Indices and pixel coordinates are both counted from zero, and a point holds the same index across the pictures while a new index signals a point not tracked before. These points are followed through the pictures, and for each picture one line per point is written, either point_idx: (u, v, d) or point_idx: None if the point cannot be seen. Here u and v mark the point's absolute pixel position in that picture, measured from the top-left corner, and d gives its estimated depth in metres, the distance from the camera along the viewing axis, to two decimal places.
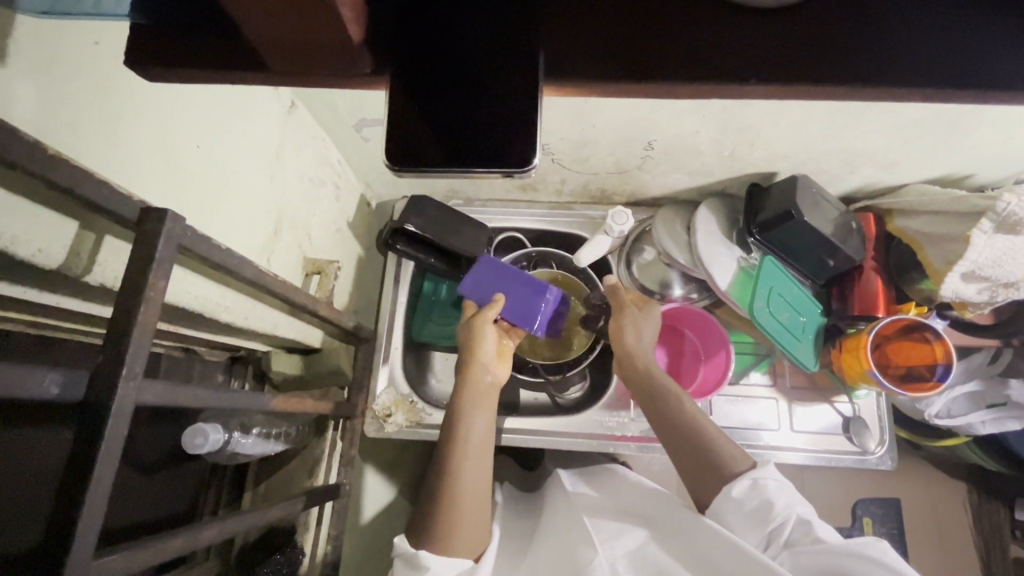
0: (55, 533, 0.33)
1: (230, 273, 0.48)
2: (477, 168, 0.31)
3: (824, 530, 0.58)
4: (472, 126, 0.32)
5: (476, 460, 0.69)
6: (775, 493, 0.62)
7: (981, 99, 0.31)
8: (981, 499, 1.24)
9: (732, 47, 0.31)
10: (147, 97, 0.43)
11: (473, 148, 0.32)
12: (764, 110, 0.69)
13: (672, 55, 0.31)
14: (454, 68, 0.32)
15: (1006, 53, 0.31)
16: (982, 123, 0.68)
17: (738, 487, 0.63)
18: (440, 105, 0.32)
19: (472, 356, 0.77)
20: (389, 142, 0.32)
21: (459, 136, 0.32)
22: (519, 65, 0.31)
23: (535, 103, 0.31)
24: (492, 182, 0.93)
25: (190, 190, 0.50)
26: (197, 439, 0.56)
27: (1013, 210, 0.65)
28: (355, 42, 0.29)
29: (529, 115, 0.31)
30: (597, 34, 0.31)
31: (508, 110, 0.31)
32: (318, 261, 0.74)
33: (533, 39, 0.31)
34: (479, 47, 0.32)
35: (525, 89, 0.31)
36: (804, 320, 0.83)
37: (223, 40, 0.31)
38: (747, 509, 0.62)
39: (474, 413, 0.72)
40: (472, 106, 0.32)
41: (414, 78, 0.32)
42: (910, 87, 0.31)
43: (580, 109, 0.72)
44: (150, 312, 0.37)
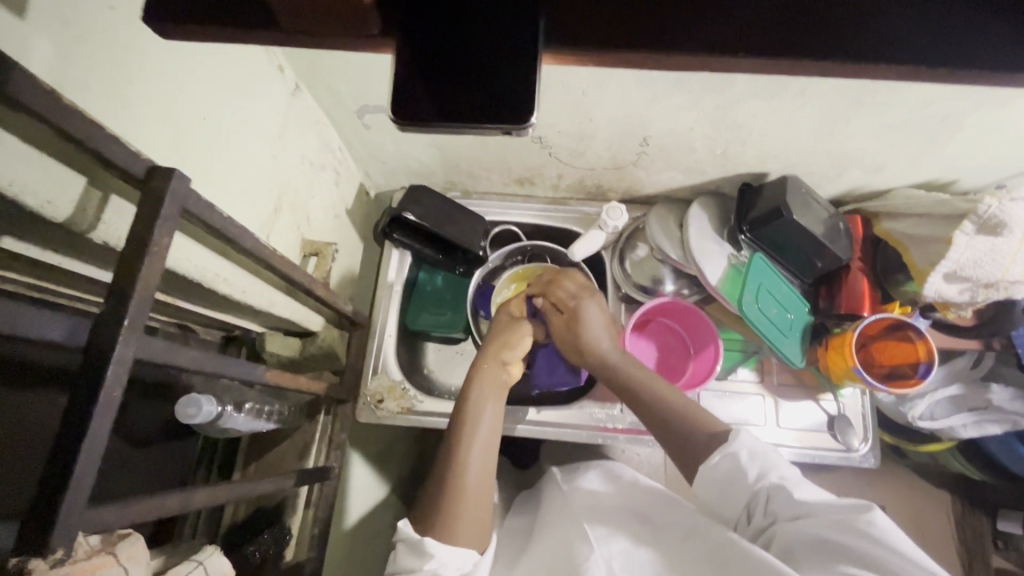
0: (52, 474, 0.33)
1: (231, 243, 0.49)
2: (482, 122, 0.32)
3: (801, 492, 0.60)
4: (479, 88, 0.32)
5: (483, 447, 0.70)
6: (747, 463, 0.63)
7: (970, 80, 0.31)
8: (965, 509, 1.26)
9: (734, 19, 0.31)
10: (158, 62, 0.45)
11: (475, 108, 0.32)
12: (758, 109, 0.70)
13: (676, 25, 0.31)
14: (456, 27, 0.32)
15: (1010, 34, 0.30)
16: (966, 129, 0.71)
17: (715, 455, 0.65)
18: (444, 63, 0.32)
19: (491, 353, 0.79)
20: (392, 101, 0.33)
21: (463, 100, 0.32)
22: (523, 30, 0.31)
23: (535, 64, 0.31)
24: (490, 174, 0.94)
25: (194, 157, 0.51)
26: (191, 409, 0.57)
27: (994, 213, 0.68)
28: (366, 4, 0.29)
29: (528, 74, 0.32)
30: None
31: (511, 69, 0.32)
32: (316, 242, 0.75)
33: (536, 5, 0.31)
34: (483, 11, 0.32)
35: (527, 54, 0.31)
36: (793, 317, 0.85)
37: None
38: (724, 482, 0.64)
39: (484, 400, 0.73)
40: (475, 65, 0.32)
41: (418, 36, 0.32)
42: (899, 64, 0.31)
43: (579, 103, 0.73)
44: (154, 266, 0.38)
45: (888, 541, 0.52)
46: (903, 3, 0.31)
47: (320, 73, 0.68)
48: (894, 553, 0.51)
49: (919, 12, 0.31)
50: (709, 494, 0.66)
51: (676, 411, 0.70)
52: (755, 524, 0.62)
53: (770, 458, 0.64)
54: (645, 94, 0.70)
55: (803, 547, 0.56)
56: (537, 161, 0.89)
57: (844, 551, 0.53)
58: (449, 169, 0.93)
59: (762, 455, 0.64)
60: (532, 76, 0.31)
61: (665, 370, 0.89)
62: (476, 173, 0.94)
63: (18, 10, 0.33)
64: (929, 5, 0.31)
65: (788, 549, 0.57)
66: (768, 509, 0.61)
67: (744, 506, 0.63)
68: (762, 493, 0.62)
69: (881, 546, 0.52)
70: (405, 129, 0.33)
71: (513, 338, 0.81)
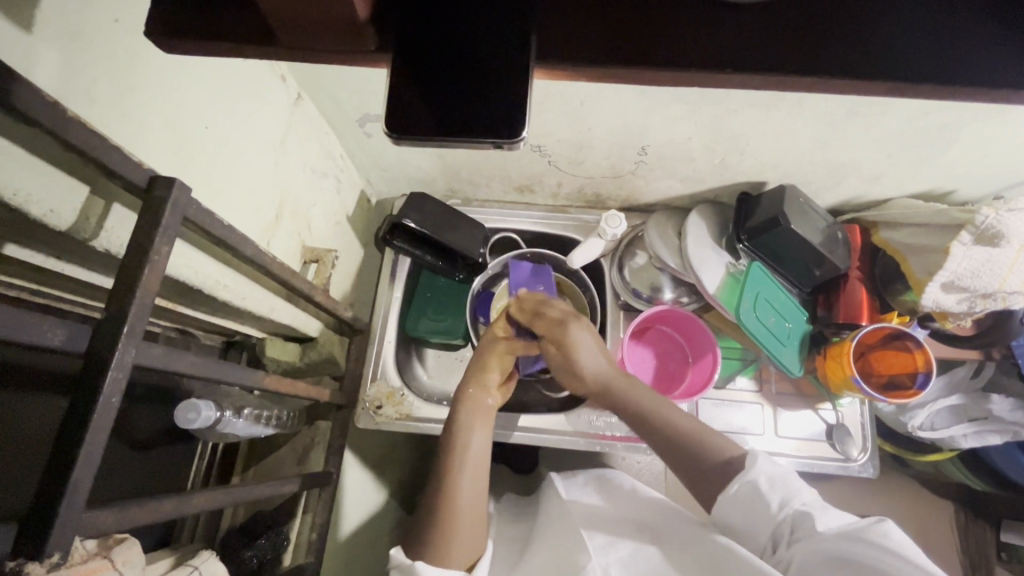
0: (51, 478, 0.33)
1: (231, 250, 0.50)
2: (471, 137, 0.32)
3: (825, 519, 0.59)
4: (472, 102, 0.32)
5: (472, 476, 0.70)
6: (768, 491, 0.62)
7: (955, 97, 0.32)
8: (968, 519, 1.25)
9: (727, 38, 0.31)
10: (163, 74, 0.46)
11: (465, 122, 0.32)
12: (754, 119, 0.71)
13: (672, 41, 0.31)
14: (447, 41, 0.32)
15: (1000, 54, 0.31)
16: (963, 140, 0.71)
17: (732, 484, 0.64)
18: (437, 78, 0.32)
19: (473, 380, 0.78)
20: (386, 114, 0.33)
21: (454, 114, 0.32)
22: (518, 46, 0.32)
23: (526, 79, 0.32)
24: (490, 182, 0.95)
25: (197, 165, 0.52)
26: (190, 413, 0.57)
27: (991, 223, 0.68)
28: (361, 19, 0.30)
29: (520, 87, 0.32)
30: (582, 11, 0.32)
31: (501, 83, 0.32)
32: (317, 249, 0.76)
33: (530, 21, 0.32)
34: (476, 26, 0.32)
35: (518, 70, 0.32)
36: (790, 326, 0.85)
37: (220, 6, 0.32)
38: (743, 510, 0.64)
39: (471, 428, 0.73)
40: (466, 78, 0.32)
41: (412, 50, 0.32)
42: (888, 80, 0.31)
43: (577, 112, 0.74)
44: (155, 274, 0.38)
45: (901, 552, 0.52)
46: (890, 22, 0.31)
47: (323, 83, 0.69)
48: (906, 562, 0.51)
49: (910, 29, 0.31)
50: (728, 521, 0.65)
51: (685, 449, 0.69)
52: (778, 556, 0.60)
53: (791, 485, 0.63)
54: (643, 103, 0.70)
55: (816, 563, 0.56)
56: (536, 169, 0.90)
57: (854, 563, 0.53)
58: (450, 177, 0.94)
59: (783, 483, 0.63)
60: (525, 91, 0.31)
61: (664, 378, 0.89)
62: (476, 181, 0.95)
63: (25, 25, 0.34)
64: (910, 24, 0.31)
65: (805, 569, 0.56)
66: (792, 538, 0.59)
67: (768, 537, 0.61)
68: (787, 521, 0.60)
69: (893, 554, 0.52)
70: (400, 142, 0.33)
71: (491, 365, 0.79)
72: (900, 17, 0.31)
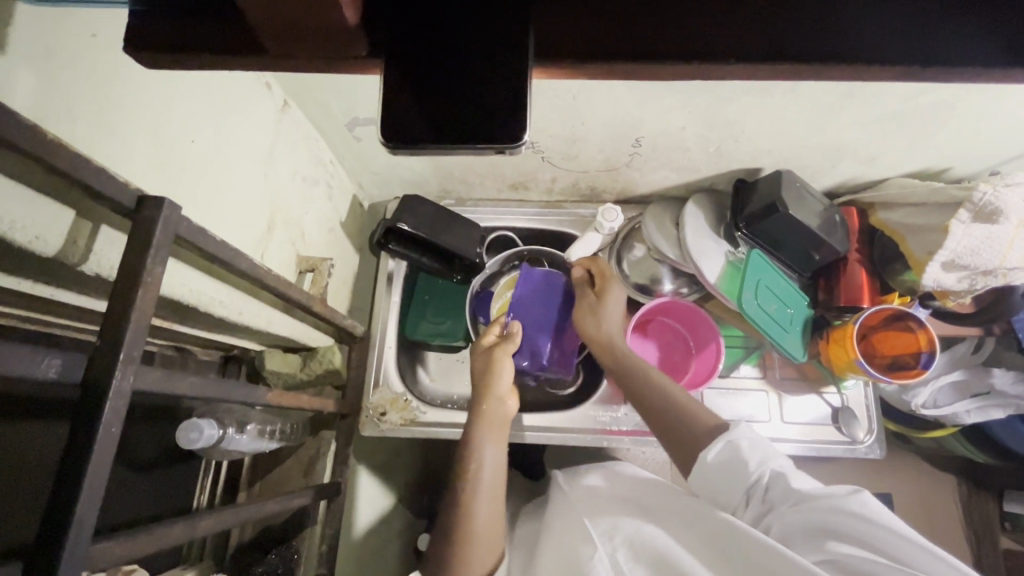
0: (53, 513, 0.32)
1: (225, 265, 0.49)
2: (467, 145, 0.30)
3: (799, 480, 0.60)
4: (468, 104, 0.31)
5: (488, 498, 0.69)
6: (746, 453, 0.64)
7: (963, 78, 0.31)
8: (970, 492, 1.27)
9: (731, 27, 0.30)
10: (145, 90, 0.44)
11: (459, 128, 0.30)
12: (749, 106, 0.70)
13: (675, 29, 0.30)
14: (438, 40, 0.30)
15: (1009, 34, 0.29)
16: (959, 117, 0.71)
17: (710, 446, 0.66)
18: (431, 83, 0.31)
19: (485, 389, 0.77)
20: (383, 125, 0.31)
21: (450, 116, 0.31)
22: (513, 40, 0.30)
23: (525, 81, 0.30)
24: (484, 181, 0.94)
25: (185, 182, 0.50)
26: (192, 434, 0.55)
27: (989, 200, 0.68)
28: (351, 26, 0.28)
29: (519, 92, 0.30)
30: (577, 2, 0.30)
31: (496, 87, 0.30)
32: (312, 258, 0.75)
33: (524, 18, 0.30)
34: (465, 21, 0.31)
35: (517, 65, 0.30)
36: (792, 312, 0.84)
37: (202, 19, 0.30)
38: (724, 473, 0.64)
39: (485, 444, 0.72)
40: (460, 82, 0.31)
41: (404, 53, 0.31)
42: (893, 66, 0.30)
43: (570, 106, 0.73)
44: (148, 297, 0.37)
45: (880, 519, 0.53)
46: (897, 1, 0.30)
47: (309, 87, 0.67)
48: (886, 531, 0.52)
49: (914, 11, 0.30)
50: (710, 487, 0.66)
51: (669, 428, 0.71)
52: (751, 512, 0.62)
53: (769, 451, 0.65)
54: (636, 95, 0.69)
55: (796, 531, 0.57)
56: (530, 166, 0.89)
57: (836, 530, 0.54)
58: (443, 178, 0.93)
59: (761, 447, 0.65)
60: (524, 89, 0.30)
61: (668, 370, 0.89)
62: (469, 180, 0.94)
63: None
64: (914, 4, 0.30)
65: (784, 535, 0.58)
66: (767, 498, 0.60)
67: (742, 495, 0.63)
68: (763, 482, 0.61)
69: (873, 522, 0.53)
70: (397, 151, 0.31)
71: (498, 369, 0.78)
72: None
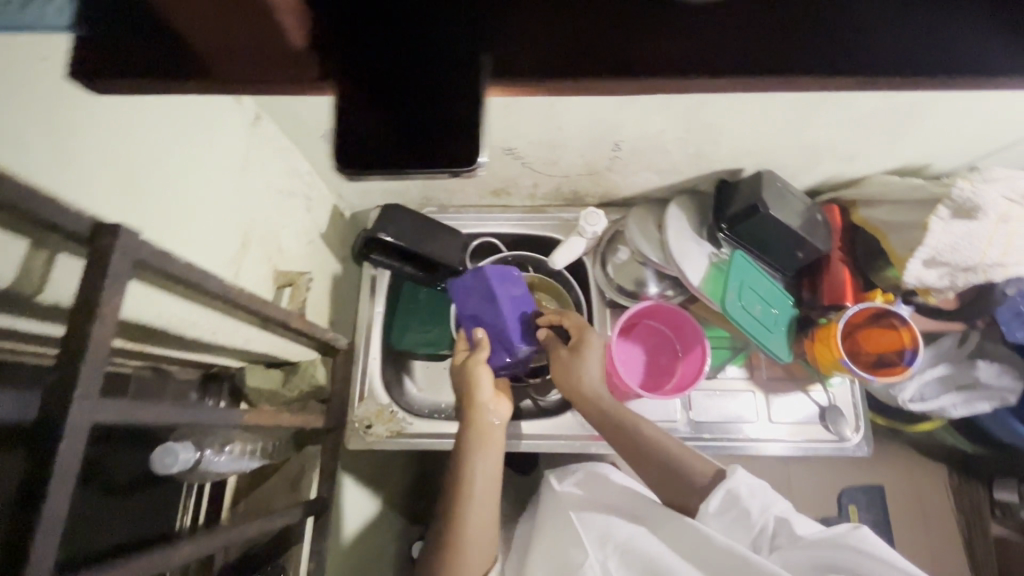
0: (9, 557, 0.31)
1: (193, 287, 0.48)
2: (422, 167, 0.29)
3: (800, 524, 0.63)
4: (417, 129, 0.29)
5: (480, 513, 0.69)
6: (749, 501, 0.64)
7: (929, 87, 0.30)
8: (960, 482, 1.28)
9: (690, 39, 0.29)
10: (104, 115, 0.43)
11: (416, 150, 0.29)
12: (726, 108, 0.70)
13: (631, 43, 0.29)
14: (383, 63, 0.29)
15: (968, 44, 0.29)
16: (936, 114, 0.70)
17: (713, 498, 0.66)
18: (387, 102, 0.29)
19: (471, 404, 0.75)
20: (336, 144, 0.30)
21: (399, 142, 0.29)
22: (463, 62, 0.29)
23: (476, 106, 0.29)
24: (465, 188, 0.93)
25: (149, 205, 0.49)
26: (167, 459, 0.54)
27: (967, 197, 0.68)
28: (298, 47, 0.28)
29: (471, 117, 0.29)
30: (531, 16, 0.29)
31: (451, 110, 0.29)
32: (290, 272, 0.74)
33: (478, 40, 0.29)
34: (410, 42, 0.29)
35: (468, 87, 0.29)
36: (777, 312, 0.84)
37: (144, 41, 0.29)
38: (729, 522, 0.65)
39: (476, 457, 0.71)
40: (417, 102, 0.29)
41: (358, 71, 0.29)
42: (857, 78, 0.30)
43: (547, 112, 0.72)
44: (106, 328, 0.36)
45: (881, 556, 0.58)
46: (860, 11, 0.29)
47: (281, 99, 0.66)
48: (886, 565, 0.58)
49: (882, 19, 0.30)
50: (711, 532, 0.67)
51: (660, 467, 0.71)
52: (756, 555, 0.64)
53: (767, 492, 0.66)
54: (612, 100, 0.69)
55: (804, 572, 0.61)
56: (510, 172, 0.88)
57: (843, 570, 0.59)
58: (423, 185, 0.92)
59: (759, 491, 0.66)
60: (477, 112, 0.29)
61: (656, 373, 0.89)
62: (451, 187, 0.93)
63: None
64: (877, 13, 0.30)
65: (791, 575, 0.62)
66: (773, 543, 0.63)
67: (747, 543, 0.64)
68: (768, 528, 0.64)
69: (876, 561, 0.58)
70: (354, 175, 0.30)
71: (477, 381, 0.76)
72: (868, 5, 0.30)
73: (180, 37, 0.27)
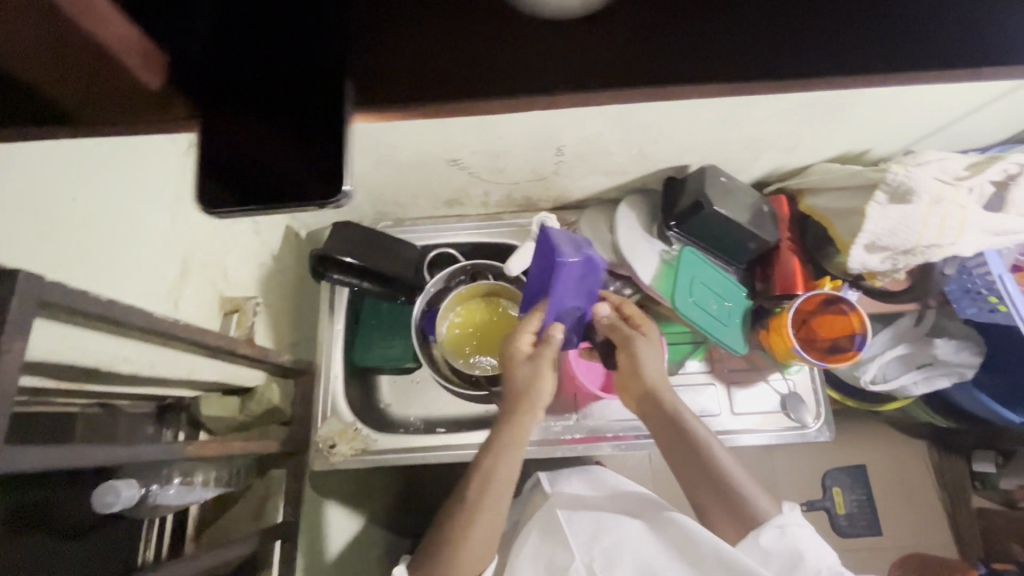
0: None
1: (118, 323, 0.47)
2: (285, 201, 0.33)
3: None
4: (278, 166, 0.33)
5: (491, 512, 0.67)
6: (801, 545, 0.62)
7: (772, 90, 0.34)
8: (941, 456, 1.30)
9: (540, 72, 0.33)
10: (18, 161, 0.44)
11: (279, 184, 0.33)
12: (660, 108, 0.70)
13: (492, 74, 0.33)
14: (246, 103, 0.32)
15: (787, 59, 0.34)
16: (864, 102, 0.71)
17: (765, 530, 0.63)
18: (251, 138, 0.32)
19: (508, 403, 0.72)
20: (201, 180, 0.33)
21: (260, 177, 0.33)
22: (327, 100, 0.32)
23: (341, 137, 0.32)
24: (417, 201, 0.93)
25: (70, 246, 0.49)
26: (109, 497, 0.54)
27: (902, 180, 0.70)
28: (152, 88, 0.29)
29: (336, 147, 0.32)
30: (388, 49, 0.32)
31: (313, 144, 0.32)
32: (235, 298, 0.73)
33: (337, 74, 0.32)
34: (274, 85, 0.32)
35: (334, 121, 0.32)
36: (731, 305, 0.85)
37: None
38: (777, 561, 0.62)
39: (501, 455, 0.69)
40: (278, 137, 0.32)
41: (221, 109, 0.32)
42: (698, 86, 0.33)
43: (484, 123, 0.72)
44: (6, 376, 0.35)
45: None
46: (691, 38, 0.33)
47: None
48: None
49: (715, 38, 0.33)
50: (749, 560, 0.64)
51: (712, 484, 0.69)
52: None
53: (819, 544, 0.64)
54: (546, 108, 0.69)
55: None
56: (459, 183, 0.88)
57: None
58: (375, 201, 0.92)
59: (812, 540, 0.64)
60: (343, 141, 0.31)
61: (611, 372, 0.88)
62: (403, 201, 0.93)
63: None
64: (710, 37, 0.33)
65: None
66: None
67: None
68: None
69: None
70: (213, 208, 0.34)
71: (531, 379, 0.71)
72: (713, 25, 0.33)
73: (29, 90, 0.28)
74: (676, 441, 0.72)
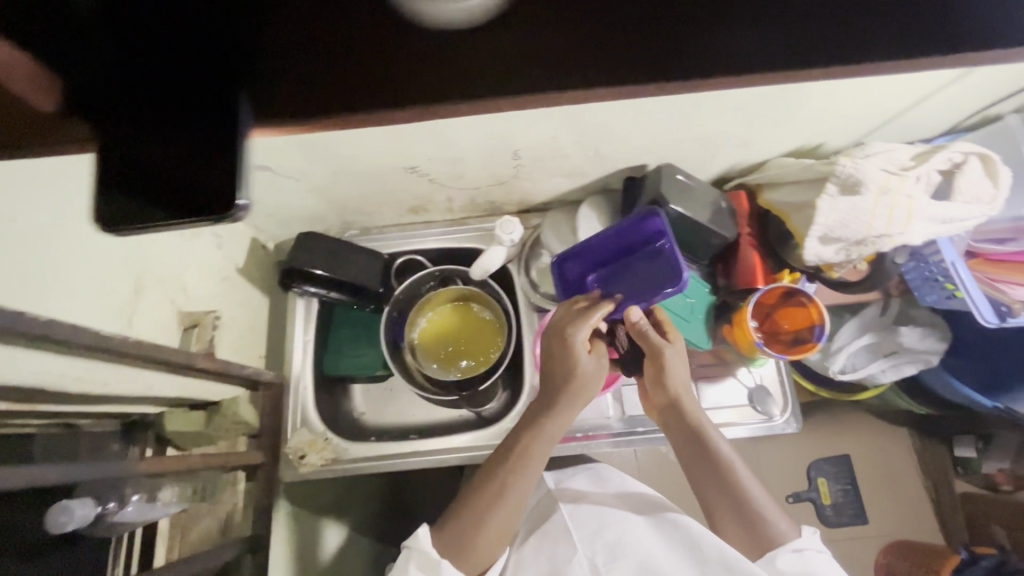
0: None
1: (61, 342, 0.47)
2: (184, 216, 0.32)
3: None
4: (161, 167, 0.32)
5: (508, 511, 0.71)
6: (813, 564, 0.66)
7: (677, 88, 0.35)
8: (922, 442, 1.30)
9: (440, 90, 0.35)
10: None
11: (172, 198, 0.32)
12: (609, 110, 0.71)
13: (380, 88, 0.35)
14: (137, 105, 0.33)
15: (689, 58, 0.35)
16: (810, 97, 0.73)
17: (781, 551, 0.67)
18: (146, 155, 0.32)
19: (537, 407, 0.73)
20: (98, 202, 0.32)
21: (147, 177, 0.32)
22: (216, 101, 0.33)
23: (237, 149, 0.32)
24: (381, 209, 0.94)
25: (14, 269, 0.49)
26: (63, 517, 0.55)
27: (850, 173, 0.70)
28: (45, 108, 0.31)
29: (230, 159, 0.32)
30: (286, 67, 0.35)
31: (206, 156, 0.32)
32: (195, 313, 0.74)
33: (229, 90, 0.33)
34: (169, 102, 0.33)
35: (227, 131, 0.32)
36: (693, 301, 0.87)
37: None
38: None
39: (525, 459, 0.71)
40: (170, 153, 0.32)
41: (116, 128, 0.33)
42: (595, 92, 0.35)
43: (437, 131, 0.73)
44: None
45: None
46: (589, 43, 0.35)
47: None
48: None
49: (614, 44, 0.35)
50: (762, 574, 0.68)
51: (730, 500, 0.71)
52: None
53: (827, 563, 0.68)
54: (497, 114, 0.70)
55: None
56: (421, 190, 0.88)
57: None
58: (339, 211, 0.92)
59: (824, 561, 0.68)
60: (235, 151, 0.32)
61: None
62: (367, 210, 0.93)
63: None
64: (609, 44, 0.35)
65: None
66: None
67: None
68: None
69: None
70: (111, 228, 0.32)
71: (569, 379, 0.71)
72: (612, 34, 0.35)
73: None
74: (701, 454, 0.73)
